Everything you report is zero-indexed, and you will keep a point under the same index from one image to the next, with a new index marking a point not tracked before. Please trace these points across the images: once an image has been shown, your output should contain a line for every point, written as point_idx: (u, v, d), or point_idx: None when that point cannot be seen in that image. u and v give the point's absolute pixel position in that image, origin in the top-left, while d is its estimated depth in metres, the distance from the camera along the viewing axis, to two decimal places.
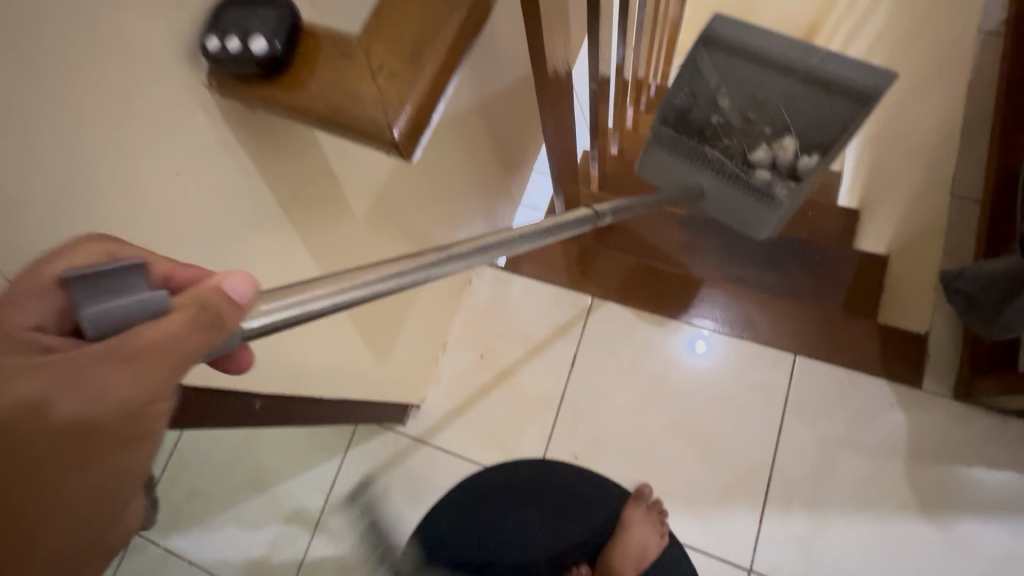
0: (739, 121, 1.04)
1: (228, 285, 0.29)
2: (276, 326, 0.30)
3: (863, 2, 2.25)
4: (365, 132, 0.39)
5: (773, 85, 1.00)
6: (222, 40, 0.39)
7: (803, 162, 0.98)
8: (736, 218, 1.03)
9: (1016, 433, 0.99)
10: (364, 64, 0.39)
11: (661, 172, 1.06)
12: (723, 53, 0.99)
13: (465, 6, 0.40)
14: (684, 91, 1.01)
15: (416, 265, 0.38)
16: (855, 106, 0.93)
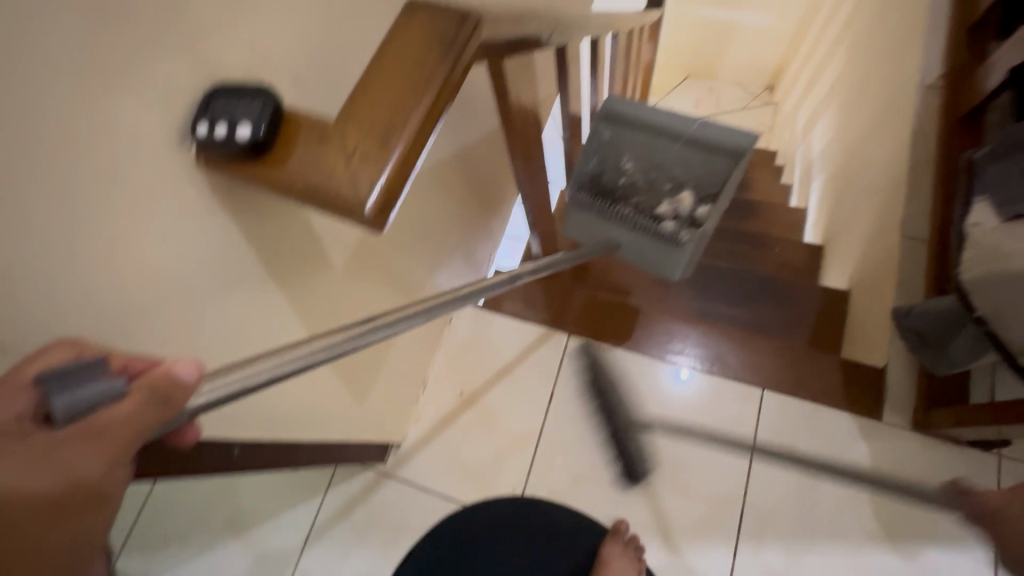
0: (643, 182, 1.03)
1: (177, 368, 0.32)
2: (220, 402, 0.35)
3: (823, 50, 2.42)
4: (339, 207, 0.43)
5: (670, 149, 1.02)
6: (211, 125, 0.44)
7: (702, 212, 0.98)
8: (656, 264, 1.03)
9: (972, 462, 1.03)
10: (339, 146, 0.44)
11: (582, 229, 1.06)
12: (625, 126, 1.03)
13: (430, 95, 0.45)
14: (595, 156, 1.04)
15: (341, 337, 0.43)
16: (730, 160, 0.99)
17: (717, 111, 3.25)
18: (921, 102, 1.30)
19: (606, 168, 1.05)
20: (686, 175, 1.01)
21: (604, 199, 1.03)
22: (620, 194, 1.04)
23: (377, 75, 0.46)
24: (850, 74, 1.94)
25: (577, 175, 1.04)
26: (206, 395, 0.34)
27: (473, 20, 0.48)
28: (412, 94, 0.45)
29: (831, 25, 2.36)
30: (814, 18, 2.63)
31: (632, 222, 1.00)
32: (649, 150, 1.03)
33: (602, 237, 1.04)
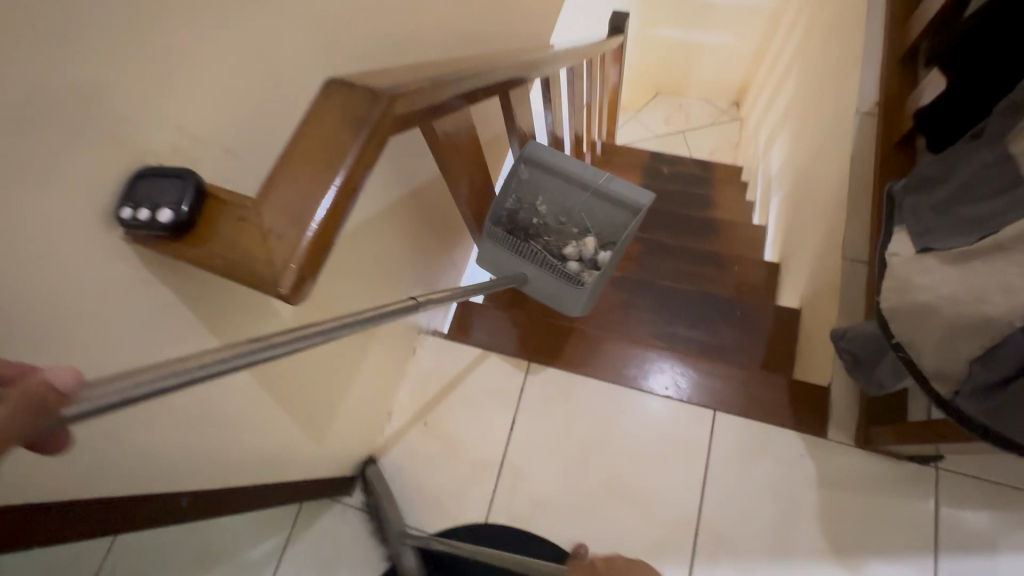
0: (554, 224, 1.17)
1: (54, 376, 0.28)
2: (98, 411, 0.30)
3: (780, 69, 2.52)
4: (258, 285, 0.47)
5: (577, 196, 1.13)
6: (134, 210, 0.46)
7: (603, 257, 1.12)
8: (557, 301, 1.12)
9: (912, 476, 1.08)
10: (256, 227, 0.47)
11: (498, 261, 1.14)
12: (541, 171, 1.12)
13: (340, 176, 0.49)
14: (512, 196, 1.13)
15: (237, 350, 0.40)
16: (628, 214, 1.11)
17: (687, 127, 3.33)
18: (859, 127, 1.36)
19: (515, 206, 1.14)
20: (591, 224, 1.15)
21: (518, 237, 1.13)
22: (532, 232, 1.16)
23: (292, 157, 0.49)
24: (803, 95, 2.02)
25: (496, 211, 1.12)
26: (85, 403, 0.29)
27: (384, 102, 0.52)
28: (323, 174, 0.48)
29: (788, 46, 2.45)
30: (773, 38, 2.73)
31: (540, 261, 1.10)
32: (560, 198, 1.14)
33: (513, 271, 1.13)
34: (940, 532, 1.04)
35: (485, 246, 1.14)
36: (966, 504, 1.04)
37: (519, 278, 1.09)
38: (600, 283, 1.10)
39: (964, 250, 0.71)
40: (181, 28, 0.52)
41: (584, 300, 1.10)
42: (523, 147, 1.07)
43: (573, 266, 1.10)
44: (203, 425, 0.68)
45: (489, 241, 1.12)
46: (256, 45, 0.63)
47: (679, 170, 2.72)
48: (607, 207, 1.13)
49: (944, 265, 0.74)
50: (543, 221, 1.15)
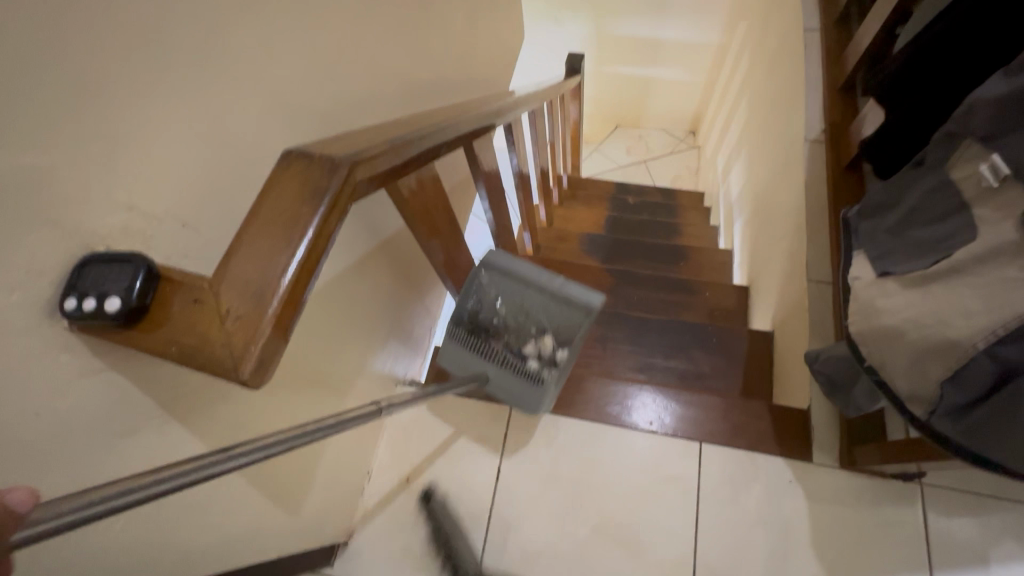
0: (513, 323, 1.08)
1: (9, 500, 0.29)
2: (45, 534, 0.29)
3: (730, 100, 2.66)
4: (218, 372, 0.44)
5: (532, 298, 1.05)
6: (80, 301, 0.43)
7: (562, 355, 1.05)
8: (518, 400, 1.11)
9: (898, 492, 1.08)
10: (213, 308, 0.45)
11: (459, 363, 1.12)
12: (500, 272, 1.06)
13: (301, 249, 0.47)
14: (472, 297, 1.08)
15: (195, 464, 0.38)
16: (585, 315, 1.03)
17: (649, 157, 3.44)
18: (809, 153, 1.43)
19: (475, 306, 1.09)
20: (549, 323, 1.05)
21: (479, 337, 1.10)
22: (493, 331, 1.10)
23: (250, 233, 0.47)
24: (754, 123, 2.12)
25: (457, 311, 1.10)
26: (34, 525, 0.28)
27: (344, 170, 0.51)
28: (281, 248, 0.47)
29: (735, 78, 2.59)
30: (721, 71, 2.88)
31: (501, 360, 1.10)
32: (517, 298, 1.06)
33: (475, 369, 1.11)
34: (932, 547, 1.04)
35: (447, 346, 1.12)
36: (953, 516, 1.05)
37: (479, 378, 1.09)
38: (558, 380, 1.08)
39: (922, 273, 0.73)
40: (120, 102, 0.51)
41: (543, 399, 1.09)
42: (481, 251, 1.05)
43: (532, 365, 1.07)
44: (169, 515, 0.62)
45: (449, 341, 1.11)
46: (206, 112, 0.62)
47: (644, 198, 2.80)
48: (565, 308, 1.04)
49: (904, 289, 0.75)
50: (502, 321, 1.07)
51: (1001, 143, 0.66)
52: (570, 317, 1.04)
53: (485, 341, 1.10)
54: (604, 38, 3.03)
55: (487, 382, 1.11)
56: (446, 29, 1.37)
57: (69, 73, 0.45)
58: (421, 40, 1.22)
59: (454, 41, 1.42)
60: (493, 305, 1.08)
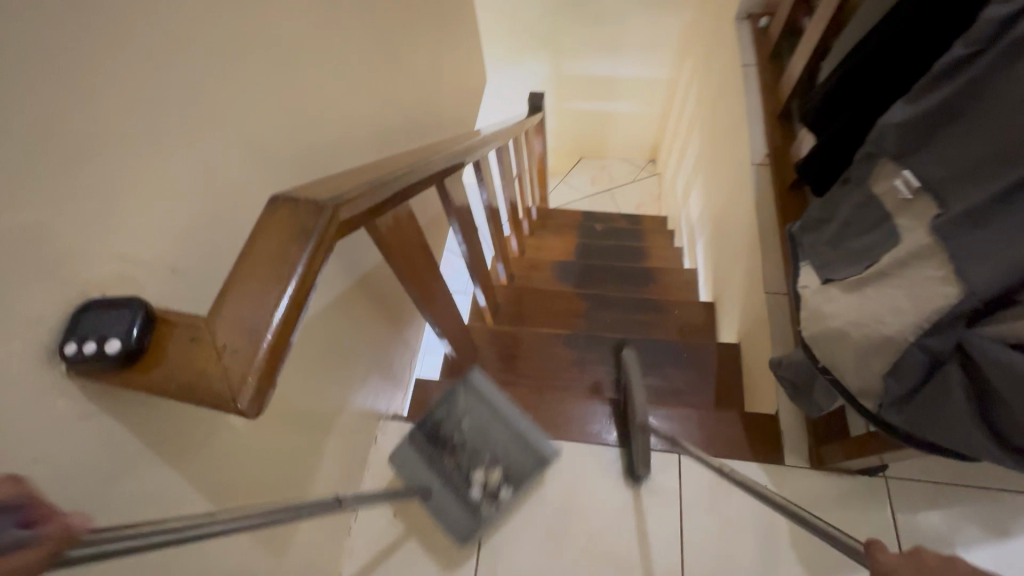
0: (471, 445, 1.17)
1: (74, 521, 0.32)
2: (94, 556, 0.34)
3: (683, 130, 2.83)
4: (217, 404, 0.47)
5: (498, 430, 1.19)
6: (80, 345, 0.45)
7: (506, 493, 1.14)
8: (448, 525, 1.12)
9: (867, 488, 1.13)
10: (210, 344, 0.48)
11: (407, 468, 1.14)
12: (476, 399, 1.21)
13: (292, 284, 0.51)
14: (442, 409, 1.19)
15: (203, 521, 0.45)
16: (539, 463, 1.17)
17: (612, 186, 3.59)
18: (756, 175, 1.54)
19: (442, 419, 1.18)
20: (504, 458, 1.17)
21: (435, 447, 1.16)
22: (450, 445, 1.17)
23: (241, 273, 0.51)
24: (706, 150, 2.27)
25: (424, 418, 1.19)
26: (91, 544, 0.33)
27: (329, 211, 0.55)
28: (273, 284, 0.50)
29: (686, 109, 2.77)
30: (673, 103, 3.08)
31: (449, 478, 1.14)
32: (483, 426, 1.19)
33: (418, 480, 1.14)
34: (902, 540, 1.08)
35: (403, 448, 1.15)
36: (918, 506, 1.11)
37: (424, 490, 1.11)
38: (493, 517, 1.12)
39: (858, 278, 0.81)
40: (110, 156, 0.54)
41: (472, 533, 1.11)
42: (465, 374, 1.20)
43: (476, 493, 1.13)
44: (157, 559, 0.62)
45: (406, 442, 1.16)
46: (192, 163, 0.66)
47: (611, 225, 2.92)
48: (522, 449, 1.18)
49: (844, 293, 0.83)
50: (462, 440, 1.17)
51: (909, 160, 0.75)
52: (524, 461, 1.17)
53: (440, 453, 1.16)
54: (562, 78, 3.20)
55: (427, 497, 1.13)
56: (412, 76, 1.45)
57: (60, 132, 0.49)
58: (389, 88, 1.29)
59: (420, 86, 1.51)
60: (460, 423, 1.19)
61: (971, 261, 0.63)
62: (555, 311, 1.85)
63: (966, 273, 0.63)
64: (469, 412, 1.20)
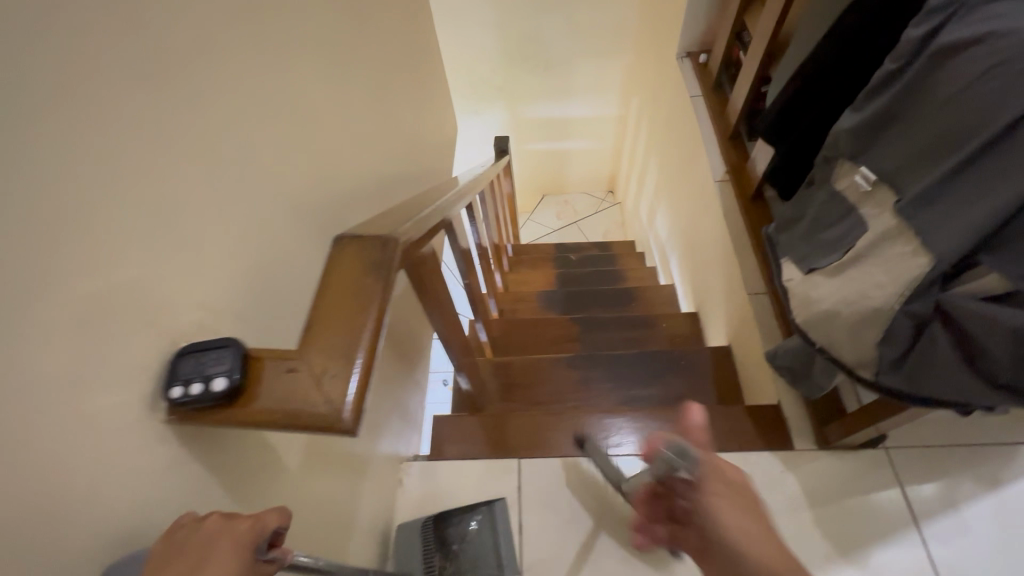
0: (461, 564, 1.07)
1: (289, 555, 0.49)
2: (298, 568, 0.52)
3: (639, 159, 3.03)
4: (321, 425, 0.49)
5: (492, 565, 1.08)
6: (185, 387, 0.48)
7: None
8: None
9: (871, 460, 1.22)
10: (309, 373, 0.52)
11: (404, 549, 1.10)
12: (491, 527, 1.12)
13: (374, 310, 0.56)
14: (459, 514, 1.13)
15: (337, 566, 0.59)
16: None
17: (578, 218, 3.76)
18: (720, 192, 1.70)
19: (453, 523, 1.11)
20: None
21: (433, 542, 1.09)
22: (447, 550, 1.09)
23: (325, 306, 0.56)
24: (666, 174, 2.44)
25: (440, 512, 1.14)
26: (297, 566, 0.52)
27: (393, 241, 0.61)
28: (359, 314, 0.55)
29: (639, 140, 2.97)
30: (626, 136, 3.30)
31: None
32: (478, 556, 1.08)
33: (407, 565, 1.08)
34: (912, 505, 1.16)
35: (411, 524, 1.13)
36: (920, 471, 1.19)
37: None
38: None
39: (838, 263, 0.92)
40: (182, 214, 0.58)
41: None
42: (497, 499, 1.14)
43: None
44: None
45: (418, 521, 1.13)
46: (241, 217, 0.70)
47: (584, 254, 3.04)
48: None
49: (826, 278, 0.94)
50: (457, 553, 1.08)
51: (863, 159, 0.88)
52: None
53: (435, 550, 1.08)
54: (521, 123, 3.38)
55: None
56: (398, 129, 1.53)
57: (142, 194, 0.52)
58: (383, 140, 1.36)
59: (405, 138, 1.59)
60: (467, 537, 1.10)
61: (932, 233, 0.74)
62: (550, 338, 1.90)
63: (930, 244, 0.74)
64: (477, 535, 1.11)
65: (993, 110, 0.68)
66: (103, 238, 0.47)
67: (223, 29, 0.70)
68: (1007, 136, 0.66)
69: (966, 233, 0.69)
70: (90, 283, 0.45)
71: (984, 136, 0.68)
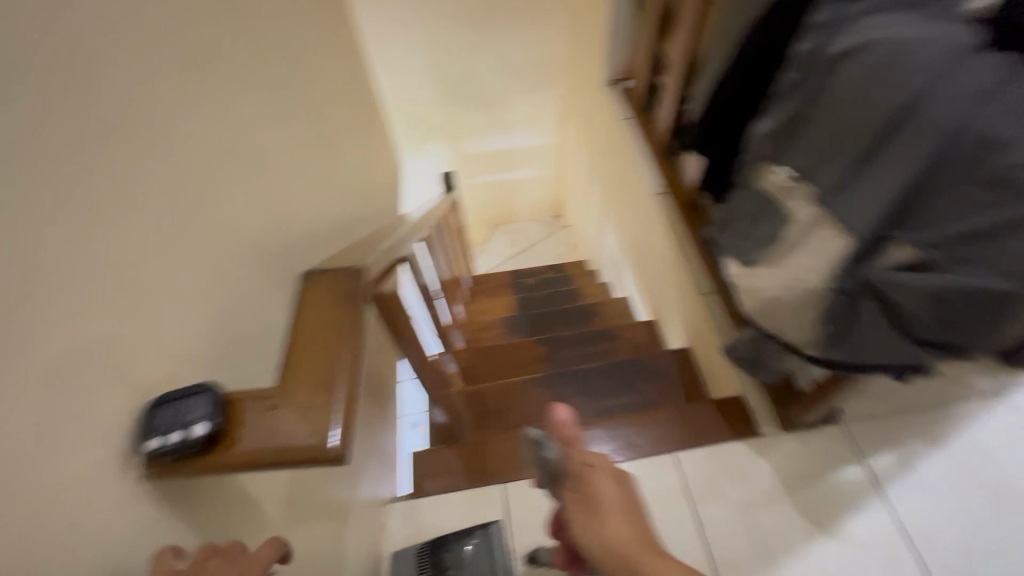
0: None
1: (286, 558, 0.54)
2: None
3: (581, 182, 3.16)
4: (309, 457, 0.52)
5: None
6: (164, 438, 0.46)
7: None
8: None
9: (832, 435, 1.30)
10: (291, 411, 0.55)
11: None
12: (485, 553, 1.11)
13: (347, 354, 0.62)
14: (453, 541, 1.12)
15: None
16: None
17: (529, 244, 3.85)
18: (659, 204, 1.81)
19: (448, 548, 1.10)
20: None
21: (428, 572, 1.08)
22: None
23: (298, 359, 0.62)
24: (608, 194, 2.57)
25: (434, 540, 1.13)
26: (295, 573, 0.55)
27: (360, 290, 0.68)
28: (333, 359, 0.61)
29: (579, 165, 3.11)
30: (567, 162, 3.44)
31: None
32: None
33: None
34: (874, 471, 1.24)
35: (403, 557, 1.12)
36: (875, 438, 1.28)
37: None
38: None
39: (774, 254, 1.00)
40: (142, 269, 0.57)
41: None
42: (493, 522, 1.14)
43: None
44: None
45: (411, 553, 1.12)
46: (200, 268, 0.69)
47: (540, 277, 3.10)
48: None
49: (763, 268, 1.02)
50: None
51: (782, 159, 0.97)
52: None
53: None
54: (466, 157, 3.44)
55: None
56: (351, 171, 1.54)
57: (101, 253, 0.52)
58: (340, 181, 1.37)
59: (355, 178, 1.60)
60: (463, 562, 1.09)
61: (848, 215, 0.83)
62: (519, 361, 1.92)
63: (851, 226, 0.83)
64: (472, 561, 1.10)
65: (879, 106, 0.78)
66: (62, 300, 0.46)
67: (176, 84, 0.70)
68: (895, 125, 0.76)
69: (875, 210, 0.78)
70: (52, 346, 0.44)
71: (876, 128, 0.78)
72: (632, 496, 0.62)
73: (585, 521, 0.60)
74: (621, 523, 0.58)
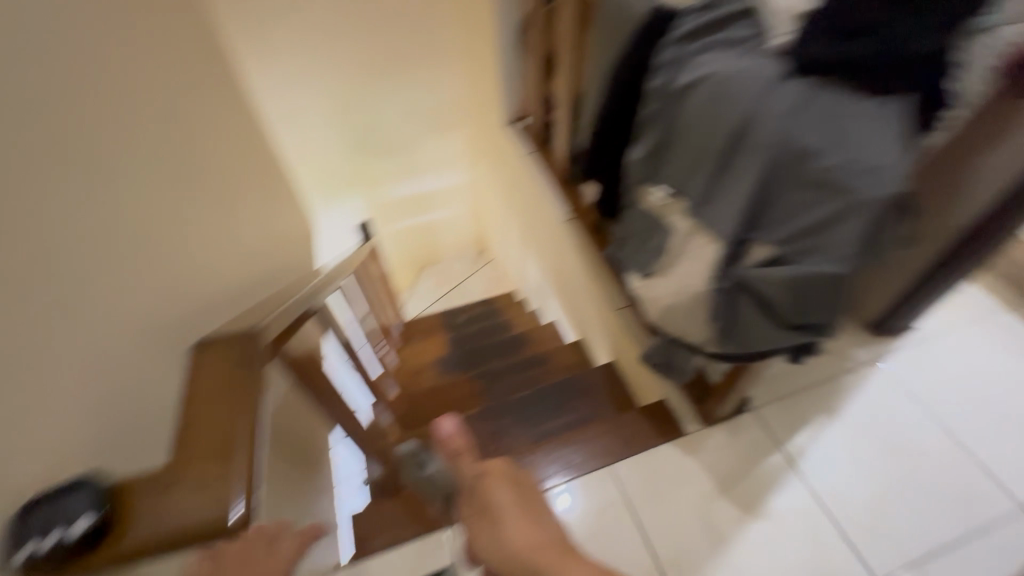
0: None
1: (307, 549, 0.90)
2: None
3: (498, 217, 3.25)
4: (209, 534, 0.73)
5: None
6: (40, 538, 0.60)
7: None
8: None
9: (748, 422, 1.40)
10: (182, 499, 0.75)
11: None
12: None
13: (234, 447, 0.82)
14: None
15: None
16: None
17: (457, 282, 3.88)
18: (568, 230, 1.91)
19: None
20: None
21: None
22: None
23: (189, 453, 0.81)
24: (524, 225, 2.66)
25: None
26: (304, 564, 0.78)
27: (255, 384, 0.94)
28: (220, 455, 0.81)
29: (494, 200, 3.20)
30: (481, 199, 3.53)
31: None
32: None
33: None
34: (786, 449, 1.35)
35: None
36: (784, 418, 1.40)
37: None
38: None
39: (665, 264, 1.10)
40: None
41: None
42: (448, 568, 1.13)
43: None
44: None
45: None
46: None
47: (470, 313, 3.13)
48: None
49: (659, 278, 1.11)
50: None
51: (657, 179, 1.08)
52: None
53: None
54: (384, 205, 3.27)
55: None
56: (246, 235, 1.44)
57: None
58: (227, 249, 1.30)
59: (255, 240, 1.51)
60: None
61: (715, 223, 0.94)
62: (455, 400, 1.91)
63: (717, 232, 0.93)
64: None
65: (719, 127, 0.90)
66: None
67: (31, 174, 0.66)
68: (734, 142, 0.88)
69: (736, 215, 0.88)
70: None
71: (720, 146, 0.90)
72: (516, 494, 0.82)
73: (481, 519, 0.80)
74: (501, 511, 0.79)
